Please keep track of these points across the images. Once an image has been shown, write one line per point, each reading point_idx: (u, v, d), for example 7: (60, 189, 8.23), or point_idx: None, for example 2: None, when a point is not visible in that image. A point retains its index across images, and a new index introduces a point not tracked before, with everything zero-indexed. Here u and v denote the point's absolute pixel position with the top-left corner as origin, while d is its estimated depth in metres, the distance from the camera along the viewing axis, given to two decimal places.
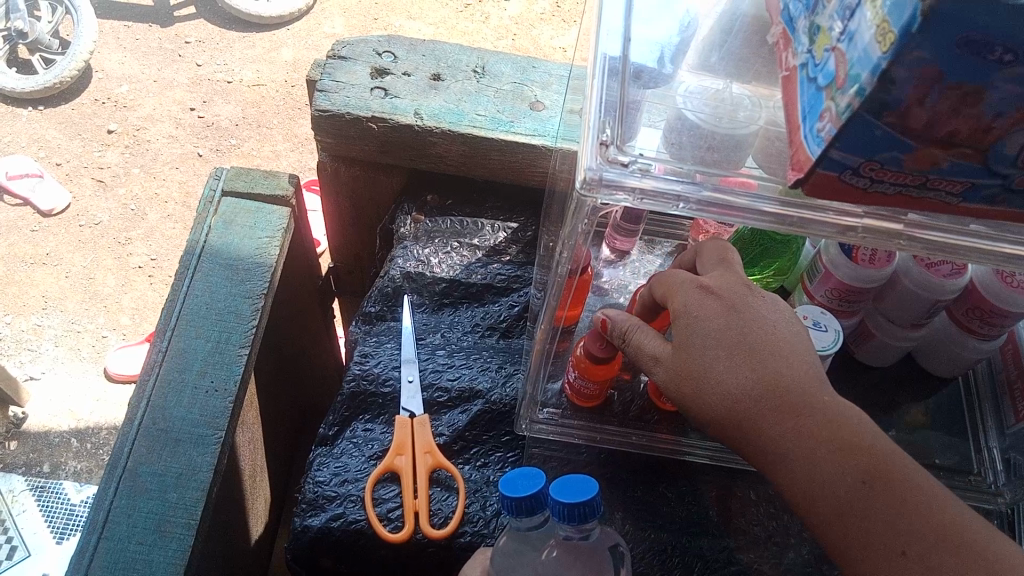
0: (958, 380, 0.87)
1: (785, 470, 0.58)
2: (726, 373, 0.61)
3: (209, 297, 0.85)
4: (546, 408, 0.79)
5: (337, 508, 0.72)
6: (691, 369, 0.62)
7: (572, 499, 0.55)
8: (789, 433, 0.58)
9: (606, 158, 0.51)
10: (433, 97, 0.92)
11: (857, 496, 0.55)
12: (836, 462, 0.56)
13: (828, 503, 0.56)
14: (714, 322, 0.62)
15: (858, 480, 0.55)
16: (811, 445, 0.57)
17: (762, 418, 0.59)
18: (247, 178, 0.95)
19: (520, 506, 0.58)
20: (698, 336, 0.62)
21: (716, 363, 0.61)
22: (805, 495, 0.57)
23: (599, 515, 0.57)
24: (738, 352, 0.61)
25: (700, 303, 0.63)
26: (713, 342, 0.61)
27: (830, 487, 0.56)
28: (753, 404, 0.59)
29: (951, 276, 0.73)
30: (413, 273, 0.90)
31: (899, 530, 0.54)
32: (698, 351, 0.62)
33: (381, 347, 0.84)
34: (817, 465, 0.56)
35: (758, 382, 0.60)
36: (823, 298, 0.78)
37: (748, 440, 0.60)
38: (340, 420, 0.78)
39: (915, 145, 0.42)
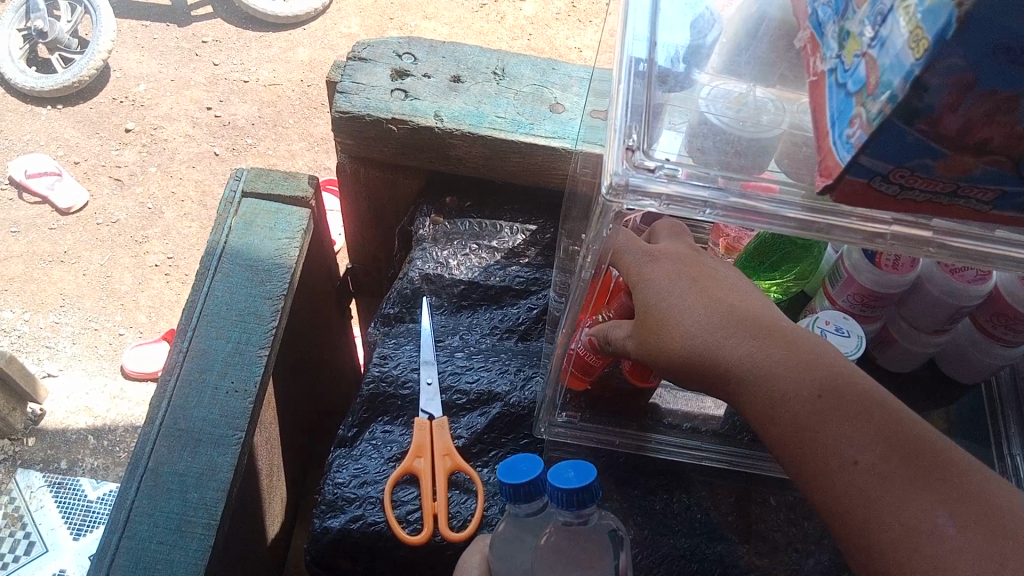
0: (981, 387, 0.86)
1: (743, 393, 0.59)
2: (686, 304, 0.62)
3: (229, 298, 0.86)
4: (564, 412, 0.79)
5: (357, 510, 0.72)
6: (652, 314, 0.63)
7: (571, 486, 0.54)
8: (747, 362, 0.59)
9: (632, 164, 0.50)
10: (453, 99, 0.92)
11: (811, 410, 0.56)
12: (791, 380, 0.57)
13: (784, 419, 0.57)
14: (669, 277, 0.64)
15: (814, 394, 0.56)
16: (765, 367, 0.58)
17: (721, 344, 0.60)
18: (267, 179, 0.96)
19: (518, 493, 0.58)
20: (654, 283, 0.64)
21: (676, 304, 0.62)
22: (763, 414, 0.58)
23: (598, 502, 0.55)
24: (696, 294, 0.63)
25: (650, 265, 0.66)
26: (668, 286, 0.63)
27: (785, 403, 0.57)
28: (711, 331, 0.61)
29: (976, 282, 0.73)
30: (431, 275, 0.90)
31: (854, 439, 0.54)
32: (654, 290, 0.64)
33: (400, 349, 0.84)
34: (776, 388, 0.57)
35: (719, 317, 0.61)
36: (845, 304, 0.77)
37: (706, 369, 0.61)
38: (360, 422, 0.78)
39: (948, 152, 0.41)
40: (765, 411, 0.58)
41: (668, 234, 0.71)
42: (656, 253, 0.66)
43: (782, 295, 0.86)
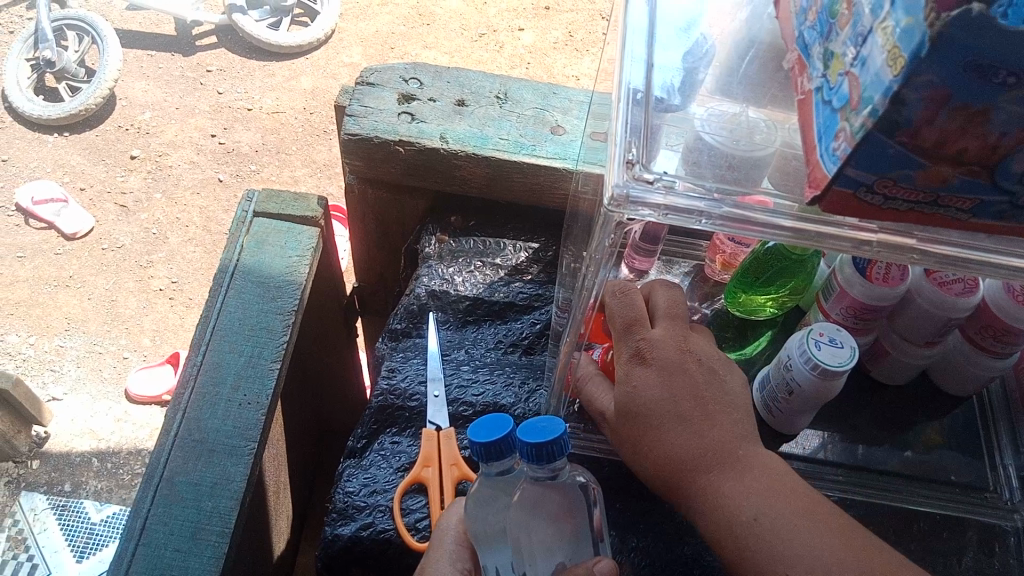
0: (974, 399, 0.89)
1: (700, 513, 0.65)
2: (658, 429, 0.67)
3: (242, 314, 0.88)
4: (569, 423, 0.82)
5: (366, 518, 0.74)
6: (630, 426, 0.69)
7: (540, 438, 0.58)
8: (700, 484, 0.65)
9: (632, 176, 0.53)
10: (458, 122, 0.95)
11: (752, 531, 0.62)
12: (736, 504, 0.63)
13: (729, 538, 0.62)
14: (650, 388, 0.68)
15: (755, 516, 0.62)
16: (719, 491, 0.64)
17: (685, 469, 0.66)
18: (278, 200, 0.99)
19: (490, 450, 0.61)
20: (635, 401, 0.68)
21: (646, 419, 0.68)
22: (714, 533, 0.63)
23: (565, 453, 0.59)
24: (668, 410, 0.67)
25: (637, 369, 0.69)
26: (648, 403, 0.68)
27: (731, 525, 0.62)
28: (677, 454, 0.66)
29: (963, 294, 0.76)
30: (437, 291, 0.93)
31: (785, 559, 0.60)
32: (634, 410, 0.68)
33: (407, 363, 0.86)
34: (716, 508, 0.64)
35: (683, 437, 0.66)
36: (839, 316, 0.81)
37: (673, 489, 0.67)
38: (370, 433, 0.81)
39: (928, 163, 0.44)
40: (714, 528, 0.64)
41: (664, 311, 0.73)
42: (646, 353, 0.69)
43: (777, 310, 0.89)
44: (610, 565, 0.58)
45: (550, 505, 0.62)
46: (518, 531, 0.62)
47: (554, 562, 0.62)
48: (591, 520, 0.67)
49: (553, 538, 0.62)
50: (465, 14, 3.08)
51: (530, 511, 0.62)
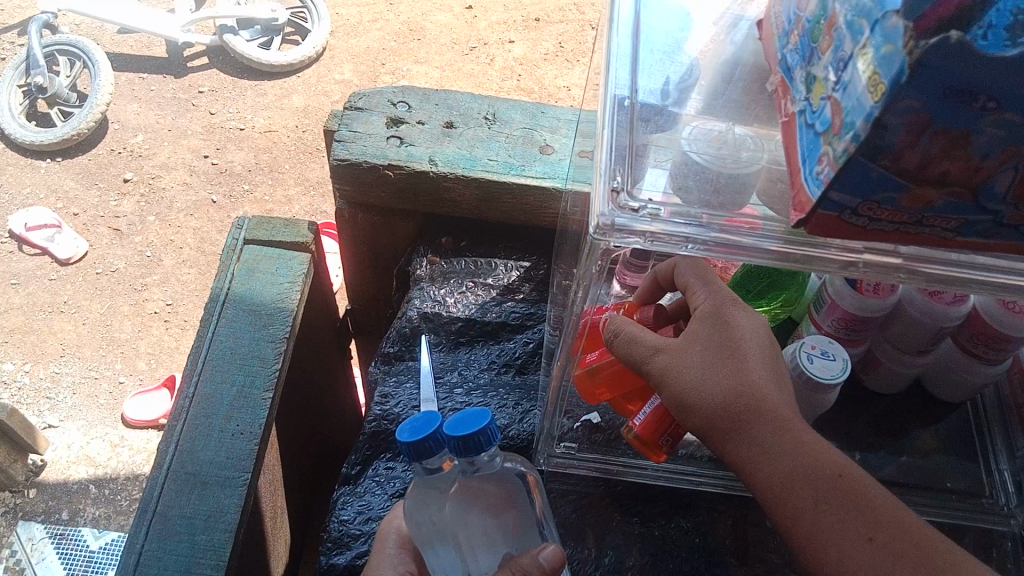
0: (967, 405, 0.89)
1: (766, 465, 0.61)
2: (722, 372, 0.64)
3: (233, 343, 0.88)
4: (563, 443, 0.81)
5: (362, 546, 0.73)
6: (689, 365, 0.65)
7: (465, 432, 0.59)
8: (779, 435, 0.61)
9: (617, 204, 0.53)
10: (447, 144, 0.95)
11: (829, 487, 0.59)
12: (808, 457, 0.60)
13: (803, 493, 0.59)
14: (726, 332, 0.65)
15: (831, 475, 0.59)
16: (790, 443, 0.61)
17: (752, 418, 0.62)
18: (269, 227, 0.98)
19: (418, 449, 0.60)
20: (699, 343, 0.66)
21: (710, 360, 0.65)
22: (782, 485, 0.60)
23: (494, 443, 0.60)
24: (732, 356, 0.64)
25: (721, 310, 0.66)
26: (715, 346, 0.65)
27: (805, 478, 0.59)
28: (743, 400, 0.63)
29: (954, 304, 0.76)
30: (429, 313, 0.92)
31: (867, 518, 0.58)
32: (697, 353, 0.65)
33: (400, 387, 0.86)
34: (792, 464, 0.60)
35: (747, 381, 0.63)
36: (830, 329, 0.81)
37: (731, 437, 0.63)
38: (363, 461, 0.80)
39: (911, 185, 0.45)
40: (781, 480, 0.60)
41: None
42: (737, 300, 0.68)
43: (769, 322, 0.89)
44: (555, 551, 0.61)
45: (483, 500, 0.63)
46: (456, 533, 0.63)
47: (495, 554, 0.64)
48: (533, 512, 0.69)
49: (493, 531, 0.64)
50: (455, 29, 3.09)
51: (463, 509, 0.63)
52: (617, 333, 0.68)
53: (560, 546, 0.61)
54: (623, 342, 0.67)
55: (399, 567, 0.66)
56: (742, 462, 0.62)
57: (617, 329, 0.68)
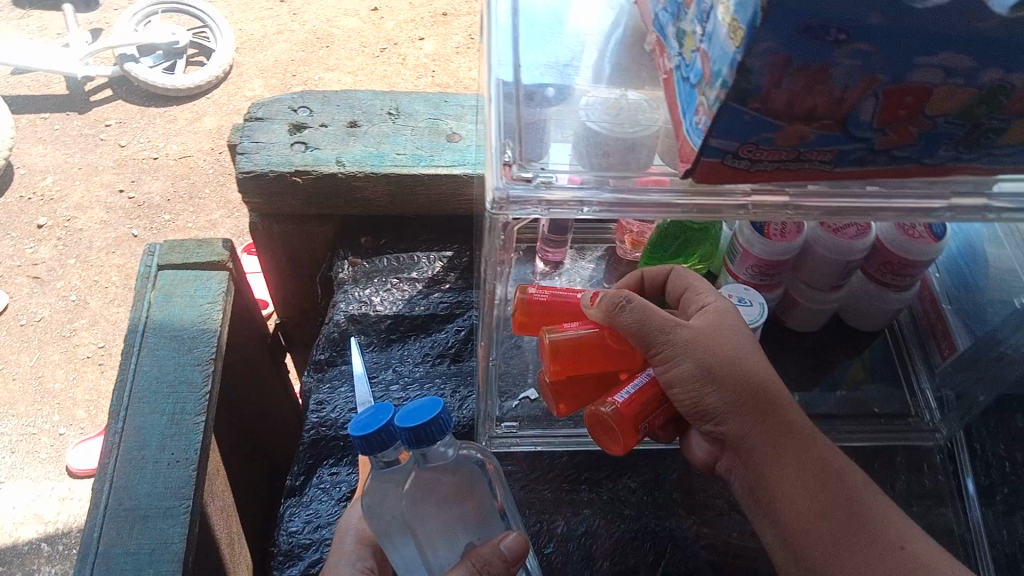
0: (885, 332, 0.93)
1: (798, 458, 0.64)
2: (757, 367, 0.67)
3: (158, 372, 0.86)
4: (504, 422, 0.83)
5: (314, 554, 0.73)
6: (725, 350, 0.67)
7: (417, 423, 0.55)
8: (810, 440, 0.65)
9: (511, 177, 0.54)
10: (352, 143, 0.95)
11: (858, 494, 0.62)
12: (834, 465, 0.64)
13: (836, 492, 0.62)
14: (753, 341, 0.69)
15: (857, 485, 0.63)
16: (819, 448, 0.64)
17: (784, 416, 0.65)
18: (182, 250, 0.97)
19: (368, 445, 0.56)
20: (730, 337, 0.68)
21: (745, 353, 0.68)
22: (813, 480, 0.63)
23: (448, 431, 0.57)
24: (762, 360, 0.68)
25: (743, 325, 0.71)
26: (746, 344, 0.68)
27: (834, 480, 0.63)
28: (777, 398, 0.66)
29: (857, 237, 0.80)
30: (357, 315, 0.92)
31: (897, 527, 0.61)
32: (729, 343, 0.68)
33: (335, 392, 0.85)
34: (822, 463, 0.64)
35: (777, 384, 0.67)
36: (746, 277, 0.84)
37: (764, 427, 0.65)
38: (306, 470, 0.79)
39: (782, 124, 0.46)
40: (813, 478, 0.63)
41: None
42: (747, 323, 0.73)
43: None
44: (517, 543, 0.60)
45: (438, 492, 0.60)
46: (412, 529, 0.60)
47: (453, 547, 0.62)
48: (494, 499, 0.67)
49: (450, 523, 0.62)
50: (362, 32, 3.06)
51: (417, 503, 0.60)
52: (633, 302, 0.68)
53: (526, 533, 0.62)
54: (641, 310, 0.68)
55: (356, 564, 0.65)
56: (771, 453, 0.64)
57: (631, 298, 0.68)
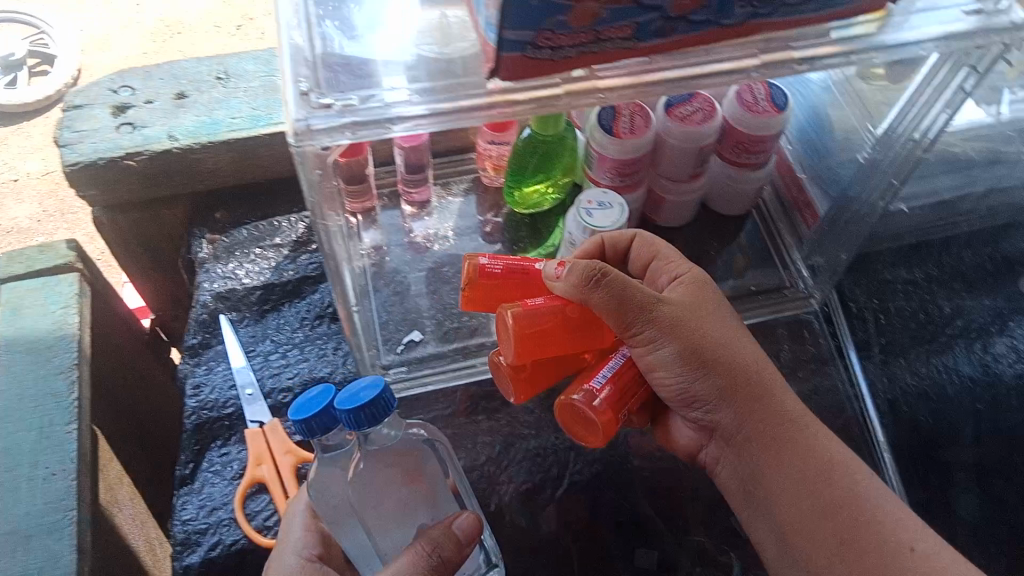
0: (754, 214, 0.95)
1: (796, 450, 0.62)
2: (748, 354, 0.66)
3: (17, 389, 0.81)
4: (392, 369, 0.82)
5: (213, 538, 0.71)
6: (715, 336, 0.65)
7: (359, 402, 0.55)
8: (810, 433, 0.63)
9: (310, 105, 0.50)
10: (183, 115, 0.89)
11: (866, 491, 0.61)
12: (838, 462, 0.62)
13: (840, 488, 0.61)
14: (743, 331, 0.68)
15: (866, 484, 0.61)
16: (820, 442, 0.63)
17: (781, 407, 0.64)
18: (23, 259, 0.90)
19: (311, 428, 0.56)
20: (719, 323, 0.67)
21: (734, 339, 0.66)
22: (812, 475, 0.61)
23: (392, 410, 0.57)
24: (754, 348, 0.67)
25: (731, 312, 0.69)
26: (734, 331, 0.67)
27: (838, 475, 0.61)
28: (772, 391, 0.65)
29: (705, 121, 0.80)
30: (223, 292, 0.87)
31: (910, 528, 0.59)
32: (719, 330, 0.66)
33: (212, 373, 0.82)
34: (822, 455, 0.62)
35: (771, 374, 0.66)
36: (608, 181, 0.83)
37: (760, 418, 0.64)
38: (194, 457, 0.76)
39: (570, 3, 0.45)
40: (816, 473, 0.61)
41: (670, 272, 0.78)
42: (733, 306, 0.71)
43: (557, 194, 0.91)
44: (470, 520, 0.61)
45: (389, 473, 0.61)
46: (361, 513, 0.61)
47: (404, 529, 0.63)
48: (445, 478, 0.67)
49: (400, 506, 0.62)
50: None
51: (367, 487, 0.61)
52: (609, 276, 0.62)
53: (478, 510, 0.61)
54: (621, 284, 0.63)
55: (302, 551, 0.63)
56: (769, 443, 0.63)
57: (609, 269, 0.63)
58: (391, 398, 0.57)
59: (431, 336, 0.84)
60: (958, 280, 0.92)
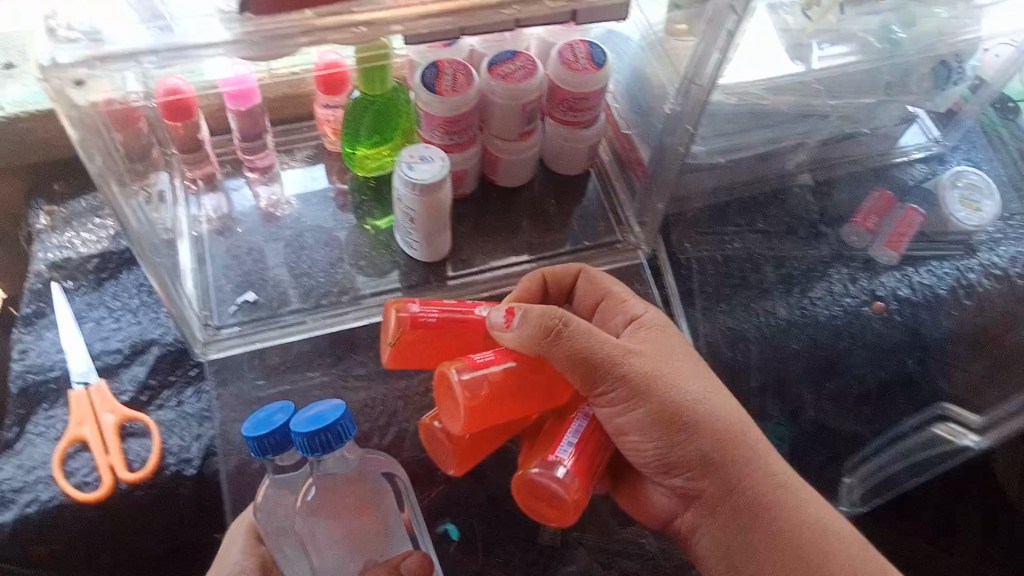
0: (593, 173, 0.99)
1: (779, 513, 0.64)
2: (723, 409, 0.68)
3: None
4: (227, 327, 0.83)
5: (28, 495, 0.73)
6: (683, 390, 0.67)
7: (311, 428, 0.61)
8: (792, 495, 0.65)
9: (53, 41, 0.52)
10: (8, 86, 0.87)
11: (852, 558, 0.63)
12: (824, 523, 0.64)
13: (827, 553, 0.63)
14: (716, 387, 0.70)
15: (850, 546, 0.63)
16: (802, 503, 0.65)
17: (757, 463, 0.66)
18: None
19: (266, 443, 0.63)
20: (688, 376, 0.69)
21: (706, 395, 0.68)
22: (799, 542, 0.63)
23: (342, 440, 0.63)
24: (729, 405, 0.69)
25: (699, 364, 0.72)
26: (705, 386, 0.69)
27: (823, 536, 0.64)
28: (750, 448, 0.67)
29: (526, 78, 0.83)
30: (58, 262, 0.87)
31: None
32: (692, 386, 0.68)
33: (40, 339, 0.81)
34: (807, 522, 0.64)
35: (746, 428, 0.68)
36: (438, 139, 0.85)
37: (738, 480, 0.65)
38: (19, 421, 0.77)
39: None
40: (801, 539, 0.63)
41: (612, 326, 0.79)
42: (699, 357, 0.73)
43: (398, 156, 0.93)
44: (418, 561, 0.64)
45: (343, 506, 0.67)
46: (306, 537, 0.67)
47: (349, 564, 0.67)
48: (399, 514, 0.72)
49: (348, 540, 0.67)
50: None
51: (314, 514, 0.67)
52: (565, 328, 0.66)
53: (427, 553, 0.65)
54: (581, 336, 0.66)
55: (239, 575, 0.66)
56: (747, 505, 0.65)
57: (568, 320, 0.66)
58: (349, 426, 0.64)
59: (267, 297, 0.85)
60: (785, 233, 0.97)
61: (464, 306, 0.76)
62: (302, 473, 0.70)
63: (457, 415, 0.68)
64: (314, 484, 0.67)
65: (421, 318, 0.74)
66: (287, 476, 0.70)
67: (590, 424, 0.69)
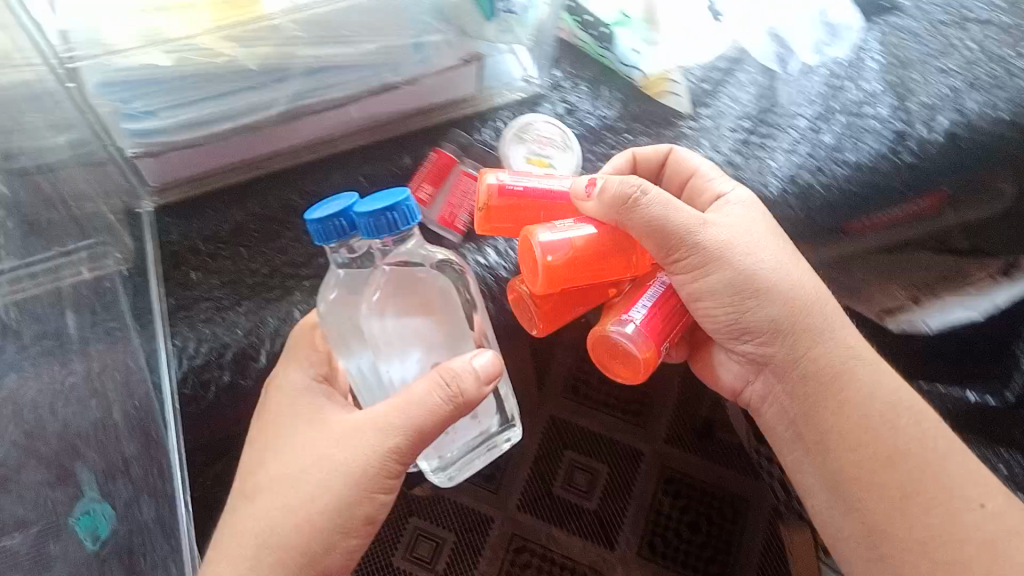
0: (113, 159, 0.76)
1: (858, 392, 0.69)
2: (800, 277, 0.72)
3: None
4: None
5: None
6: (766, 277, 0.71)
7: (378, 209, 0.60)
8: (862, 371, 0.70)
9: None
10: None
11: (918, 443, 0.68)
12: (883, 384, 0.70)
13: (881, 411, 0.69)
14: (794, 266, 0.73)
15: (914, 419, 0.69)
16: (880, 382, 0.70)
17: (850, 358, 0.70)
18: None
19: (331, 230, 0.60)
20: (757, 242, 0.72)
21: (788, 277, 0.71)
22: (875, 420, 0.68)
23: (410, 220, 0.61)
24: (833, 307, 0.72)
25: (790, 253, 0.74)
26: (793, 269, 0.72)
27: (881, 406, 0.69)
28: (853, 361, 0.70)
29: None
30: None
31: (953, 479, 0.67)
32: (781, 278, 0.71)
33: None
34: (874, 390, 0.69)
35: (838, 321, 0.72)
36: None
37: (836, 392, 0.70)
38: None
39: None
40: (877, 419, 0.68)
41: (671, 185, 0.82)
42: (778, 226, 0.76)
43: None
44: (490, 364, 0.65)
45: (410, 301, 0.68)
46: (377, 335, 0.67)
47: (404, 355, 0.69)
48: (467, 323, 0.72)
49: (409, 331, 0.68)
50: None
51: (391, 297, 0.68)
52: (642, 200, 0.69)
53: (499, 351, 0.67)
54: (659, 205, 0.69)
55: (313, 373, 0.70)
56: (847, 406, 0.69)
57: (644, 189, 0.69)
58: (413, 210, 0.62)
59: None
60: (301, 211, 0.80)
61: (550, 180, 0.77)
62: (364, 269, 0.68)
63: (535, 278, 0.71)
64: (384, 265, 0.67)
65: (508, 185, 0.74)
66: (349, 269, 0.67)
67: (666, 291, 0.74)
